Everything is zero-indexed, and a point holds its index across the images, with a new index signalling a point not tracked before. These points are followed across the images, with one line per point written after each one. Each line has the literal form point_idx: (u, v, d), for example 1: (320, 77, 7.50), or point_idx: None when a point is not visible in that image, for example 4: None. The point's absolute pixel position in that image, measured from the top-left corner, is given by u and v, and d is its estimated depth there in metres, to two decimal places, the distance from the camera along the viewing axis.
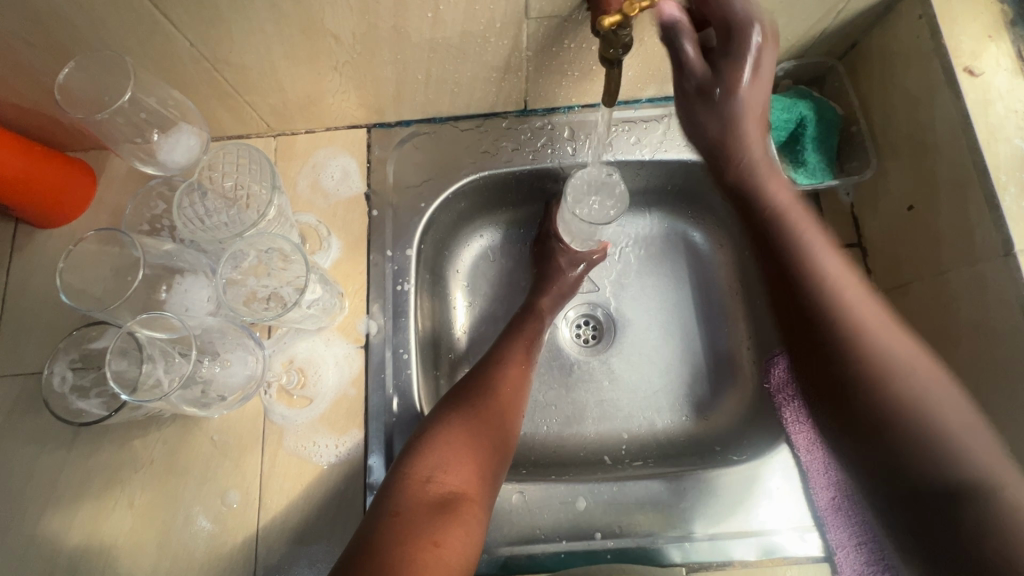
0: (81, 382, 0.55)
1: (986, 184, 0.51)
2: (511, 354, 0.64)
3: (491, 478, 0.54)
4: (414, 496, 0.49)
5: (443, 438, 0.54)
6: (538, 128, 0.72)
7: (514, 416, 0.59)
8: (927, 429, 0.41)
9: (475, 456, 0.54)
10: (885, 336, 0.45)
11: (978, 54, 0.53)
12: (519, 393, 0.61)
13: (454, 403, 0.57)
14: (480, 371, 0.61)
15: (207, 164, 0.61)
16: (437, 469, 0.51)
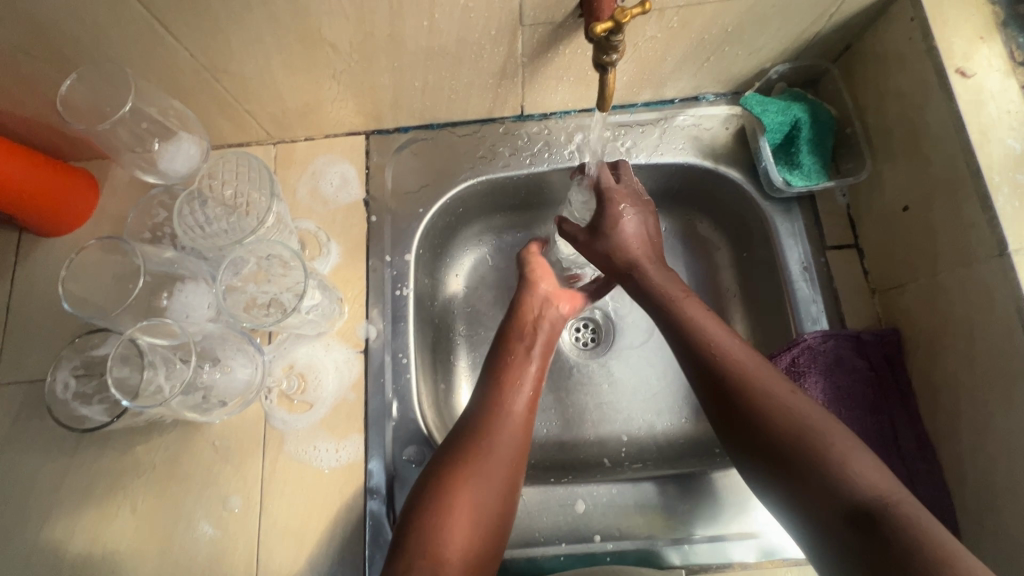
0: (84, 389, 0.56)
1: (980, 185, 0.51)
2: (507, 400, 0.58)
3: (485, 544, 0.51)
4: (409, 569, 0.47)
5: (430, 515, 0.50)
6: (534, 133, 0.73)
7: (512, 470, 0.54)
8: (831, 449, 0.46)
9: (466, 530, 0.50)
10: (769, 388, 0.50)
11: (970, 55, 0.53)
12: (517, 445, 0.56)
13: (444, 469, 0.53)
14: (470, 426, 0.56)
15: (207, 172, 0.62)
16: (422, 553, 0.48)
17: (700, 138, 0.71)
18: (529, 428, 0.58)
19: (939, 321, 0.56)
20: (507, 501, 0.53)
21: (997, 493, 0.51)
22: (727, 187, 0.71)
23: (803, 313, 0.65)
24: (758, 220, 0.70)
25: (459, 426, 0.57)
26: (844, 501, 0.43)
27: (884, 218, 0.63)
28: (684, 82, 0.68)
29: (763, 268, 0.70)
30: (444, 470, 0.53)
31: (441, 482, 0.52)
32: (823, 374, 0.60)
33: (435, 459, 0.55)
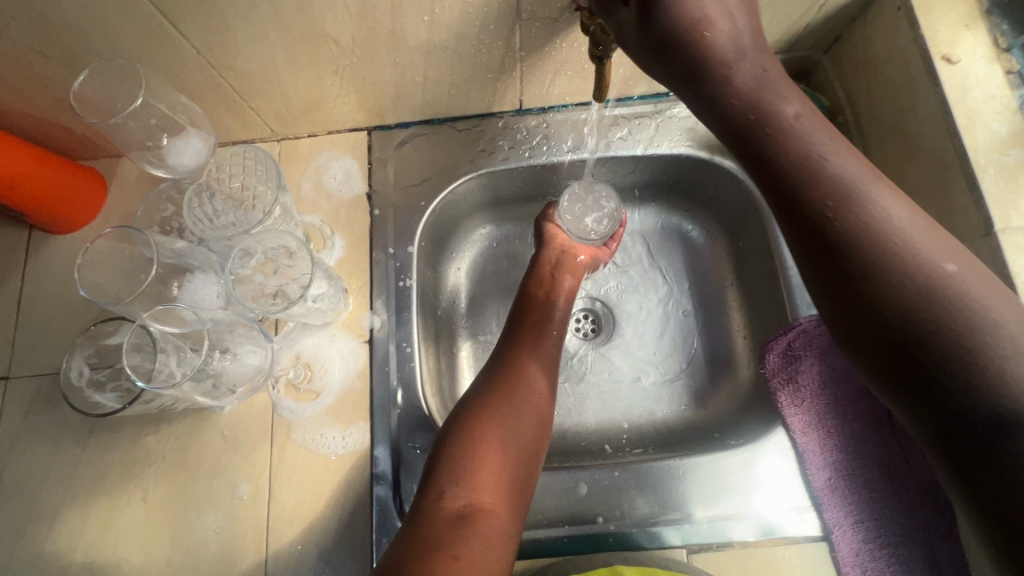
0: (97, 376, 0.57)
1: (966, 167, 0.52)
2: (533, 348, 0.64)
3: (519, 475, 0.53)
4: (431, 513, 0.48)
5: (465, 443, 0.53)
6: (533, 126, 0.74)
7: (542, 405, 0.58)
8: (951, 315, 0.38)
9: (500, 457, 0.53)
10: (907, 236, 0.40)
11: (955, 42, 0.55)
12: (545, 385, 0.60)
13: (475, 403, 0.57)
14: (500, 370, 0.60)
15: (214, 167, 0.63)
16: (459, 478, 0.50)
17: (695, 129, 0.72)
18: (553, 374, 0.63)
19: None
20: (536, 438, 0.56)
21: None
22: (723, 177, 0.73)
23: (798, 299, 0.66)
24: (754, 209, 0.71)
25: (488, 372, 0.61)
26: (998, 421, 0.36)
27: None
28: None
29: (758, 256, 0.72)
30: (477, 405, 0.56)
31: (473, 416, 0.55)
32: (819, 356, 0.63)
33: (464, 401, 0.58)
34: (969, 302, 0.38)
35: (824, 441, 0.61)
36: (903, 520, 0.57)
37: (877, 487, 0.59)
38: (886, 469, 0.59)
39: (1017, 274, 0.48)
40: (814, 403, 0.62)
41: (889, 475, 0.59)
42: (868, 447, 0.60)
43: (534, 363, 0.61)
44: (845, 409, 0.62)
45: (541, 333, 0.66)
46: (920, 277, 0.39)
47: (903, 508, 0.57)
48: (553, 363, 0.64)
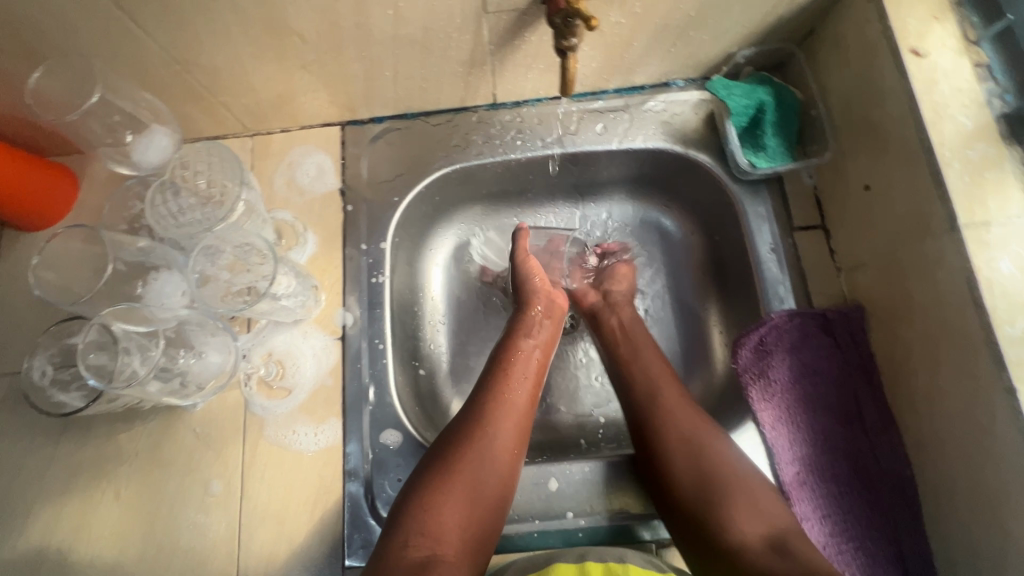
0: (60, 376, 0.57)
1: (932, 162, 0.52)
2: (509, 395, 0.61)
3: (484, 527, 0.53)
4: (392, 562, 0.48)
5: (431, 493, 0.53)
6: (507, 121, 0.74)
7: (509, 455, 0.57)
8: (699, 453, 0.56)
9: (465, 510, 0.53)
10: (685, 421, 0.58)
11: (924, 34, 0.55)
12: (514, 439, 0.58)
13: (443, 450, 0.56)
14: (472, 414, 0.59)
15: (179, 163, 0.63)
16: (424, 527, 0.51)
17: (670, 124, 0.72)
18: (527, 422, 0.61)
19: (897, 297, 0.58)
20: (504, 483, 0.56)
21: (951, 463, 0.53)
22: (698, 172, 0.72)
23: (771, 293, 0.66)
24: (729, 204, 0.71)
25: (460, 415, 0.60)
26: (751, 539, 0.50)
27: (847, 198, 0.64)
28: (653, 68, 0.69)
29: (734, 251, 0.72)
30: (446, 452, 0.56)
31: (439, 465, 0.55)
32: (790, 351, 0.63)
33: (435, 445, 0.58)
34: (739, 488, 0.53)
35: (793, 435, 0.60)
36: (869, 516, 0.57)
37: (846, 483, 0.58)
38: (853, 463, 0.59)
39: (979, 270, 0.48)
40: (785, 397, 0.62)
41: (856, 471, 0.58)
42: (836, 441, 0.60)
43: (506, 415, 0.59)
44: (815, 404, 0.61)
45: (517, 379, 0.62)
46: (716, 471, 0.55)
47: (871, 504, 0.57)
48: (529, 413, 0.61)
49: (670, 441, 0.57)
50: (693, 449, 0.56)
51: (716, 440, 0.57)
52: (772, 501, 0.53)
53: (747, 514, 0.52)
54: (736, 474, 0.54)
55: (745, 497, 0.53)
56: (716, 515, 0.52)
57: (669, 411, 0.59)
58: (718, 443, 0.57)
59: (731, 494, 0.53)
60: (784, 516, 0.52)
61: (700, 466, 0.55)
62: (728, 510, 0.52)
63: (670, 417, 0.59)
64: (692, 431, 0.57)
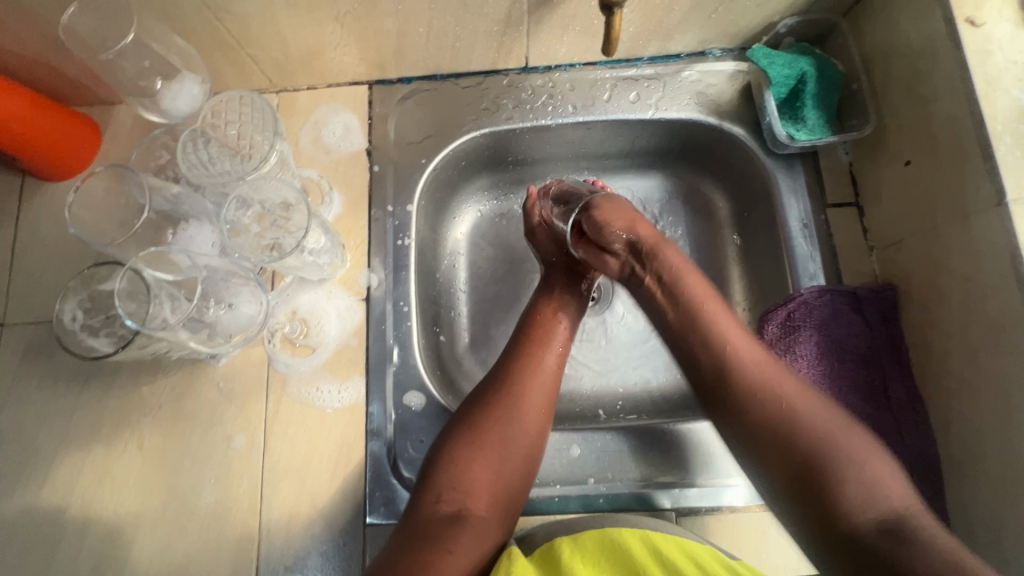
0: (91, 321, 0.57)
1: (982, 136, 0.51)
2: (538, 355, 0.60)
3: (516, 479, 0.54)
4: (425, 513, 0.50)
5: (462, 450, 0.53)
6: (538, 86, 0.72)
7: (543, 413, 0.57)
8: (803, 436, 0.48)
9: (496, 466, 0.53)
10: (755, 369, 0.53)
11: (980, 5, 0.53)
12: (547, 398, 0.57)
13: (474, 412, 0.56)
14: (502, 375, 0.58)
15: (209, 112, 0.61)
16: (454, 484, 0.52)
17: (705, 94, 0.70)
18: (558, 378, 0.60)
19: (935, 274, 0.57)
20: (536, 441, 0.56)
21: (980, 441, 0.52)
22: (731, 145, 0.71)
23: (800, 269, 0.65)
24: (762, 179, 0.70)
25: (490, 375, 0.59)
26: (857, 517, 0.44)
27: (888, 174, 0.63)
28: (692, 35, 0.67)
29: (763, 227, 0.71)
30: (477, 408, 0.56)
31: (467, 424, 0.55)
32: (817, 328, 0.62)
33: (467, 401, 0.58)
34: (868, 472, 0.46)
35: None
36: None
37: None
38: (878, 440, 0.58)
39: None
40: (811, 372, 0.61)
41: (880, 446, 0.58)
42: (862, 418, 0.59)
43: (537, 371, 0.58)
44: (842, 380, 0.61)
45: (548, 339, 0.61)
46: (796, 425, 0.49)
47: None
48: (558, 371, 0.60)
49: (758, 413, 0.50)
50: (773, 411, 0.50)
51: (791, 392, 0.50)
52: (890, 478, 0.46)
53: (859, 486, 0.45)
54: (839, 435, 0.48)
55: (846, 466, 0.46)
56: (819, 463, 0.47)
57: (746, 378, 0.52)
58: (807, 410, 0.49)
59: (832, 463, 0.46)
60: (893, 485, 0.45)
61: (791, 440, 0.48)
62: (836, 487, 0.46)
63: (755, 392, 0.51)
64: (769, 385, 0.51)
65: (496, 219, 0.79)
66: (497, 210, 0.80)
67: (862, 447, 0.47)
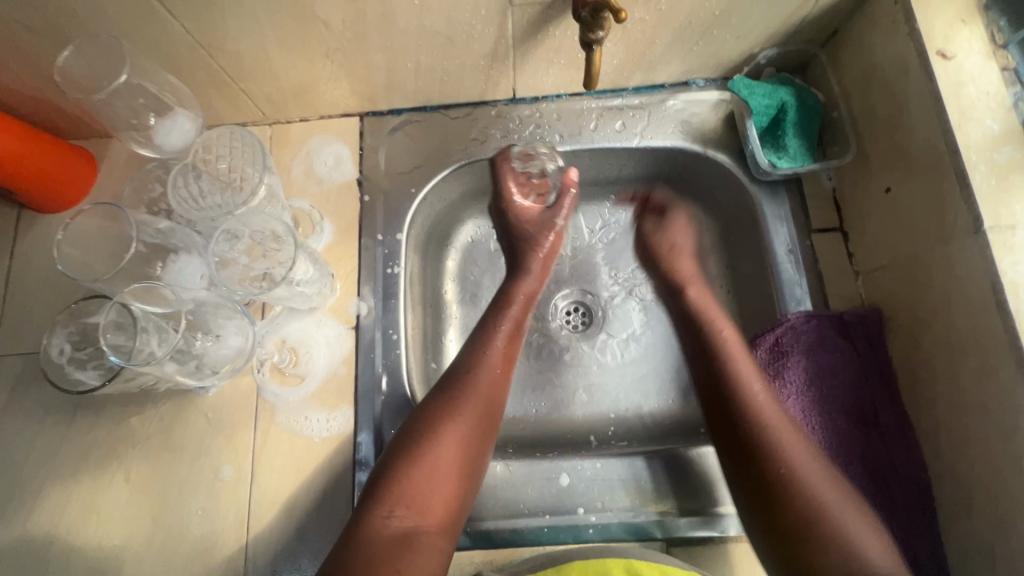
0: (78, 354, 0.58)
1: (957, 164, 0.52)
2: (490, 363, 0.59)
3: (465, 491, 0.53)
4: (374, 532, 0.47)
5: (414, 461, 0.51)
6: (526, 116, 0.74)
7: (491, 421, 0.57)
8: (801, 474, 0.51)
9: (450, 481, 0.52)
10: (754, 390, 0.57)
11: (951, 38, 0.55)
12: (494, 407, 0.57)
13: (423, 424, 0.54)
14: (455, 383, 0.57)
15: (201, 146, 0.63)
16: (409, 499, 0.49)
17: (689, 122, 0.72)
18: (507, 385, 0.60)
19: (918, 301, 0.57)
20: (484, 450, 0.55)
21: (969, 469, 0.52)
22: (717, 172, 0.72)
23: (787, 294, 0.65)
24: (748, 204, 0.70)
25: (442, 383, 0.58)
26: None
27: (869, 202, 0.64)
28: (675, 66, 0.69)
29: (750, 253, 0.71)
30: (429, 414, 0.54)
31: (418, 434, 0.53)
32: (805, 353, 0.61)
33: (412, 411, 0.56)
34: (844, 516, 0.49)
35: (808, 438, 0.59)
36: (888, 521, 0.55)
37: (862, 487, 0.56)
38: (871, 468, 0.57)
39: (1004, 273, 0.48)
40: (801, 399, 0.61)
41: (874, 475, 0.57)
42: (855, 446, 0.58)
43: (489, 382, 0.58)
44: (832, 406, 0.60)
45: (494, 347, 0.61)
46: (790, 458, 0.52)
47: (887, 509, 0.55)
48: (507, 380, 0.60)
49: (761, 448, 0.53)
50: (783, 448, 0.52)
51: (787, 427, 0.54)
52: (868, 530, 0.48)
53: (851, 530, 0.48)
54: (820, 481, 0.51)
55: (829, 515, 0.49)
56: (812, 510, 0.49)
57: (753, 400, 0.56)
58: (816, 473, 0.51)
59: (817, 500, 0.49)
60: (865, 533, 0.48)
61: (788, 468, 0.51)
62: (828, 538, 0.48)
63: (757, 408, 0.55)
64: (769, 417, 0.54)
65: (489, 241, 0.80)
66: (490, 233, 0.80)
67: (841, 494, 0.50)
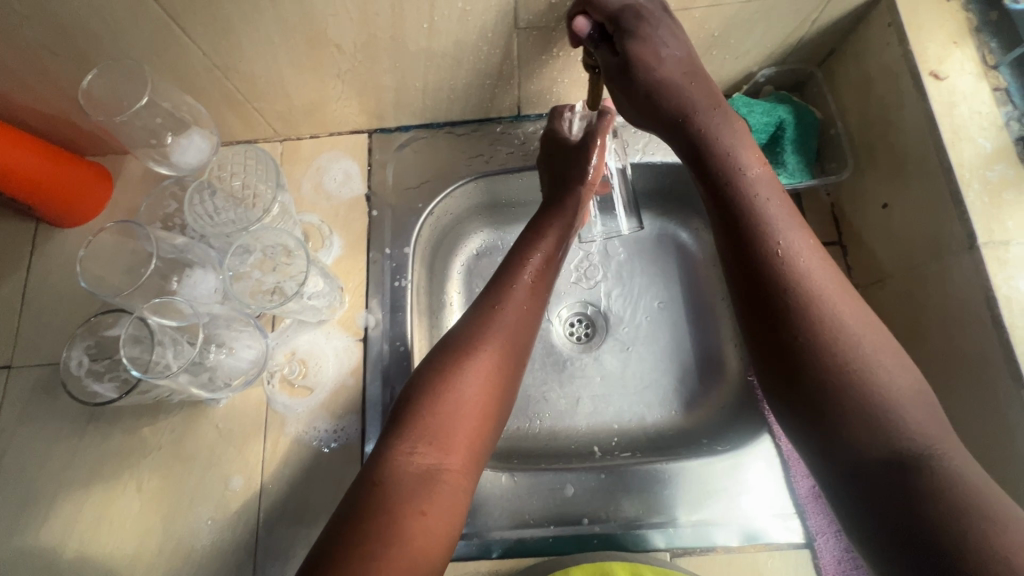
0: (95, 366, 0.60)
1: (951, 181, 0.53)
2: (512, 304, 0.59)
3: (488, 429, 0.54)
4: (398, 470, 0.48)
5: (437, 399, 0.52)
6: (530, 132, 0.75)
7: (513, 357, 0.57)
8: (834, 352, 0.45)
9: (472, 416, 0.52)
10: (801, 262, 0.49)
11: (943, 59, 0.57)
12: (517, 350, 0.58)
13: (448, 363, 0.54)
14: (478, 322, 0.57)
15: (217, 165, 0.67)
16: (431, 438, 0.50)
17: None
18: (529, 329, 0.60)
19: (916, 314, 0.58)
20: (505, 393, 0.56)
21: None
22: None
23: None
24: None
25: (464, 325, 0.58)
26: (873, 451, 0.42)
27: (866, 217, 0.65)
28: None
29: None
30: (451, 353, 0.55)
31: (442, 373, 0.53)
32: None
33: (435, 351, 0.56)
34: (888, 397, 0.44)
35: None
36: None
37: None
38: None
39: (998, 287, 0.50)
40: None
41: None
42: None
43: (513, 321, 0.58)
44: None
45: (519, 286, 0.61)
46: (842, 343, 0.45)
47: None
48: (529, 323, 0.60)
49: (792, 319, 0.47)
50: (818, 322, 0.46)
51: (832, 297, 0.47)
52: (913, 402, 0.44)
53: (903, 407, 0.43)
54: (866, 358, 0.45)
55: (867, 396, 0.44)
56: (851, 383, 0.44)
57: (799, 273, 0.48)
58: (867, 353, 0.45)
59: (853, 381, 0.44)
60: (910, 406, 0.43)
61: (816, 338, 0.46)
62: (876, 413, 0.43)
63: (795, 286, 0.48)
64: (809, 287, 0.48)
65: (499, 246, 0.81)
66: (499, 240, 0.81)
67: (886, 351, 0.45)
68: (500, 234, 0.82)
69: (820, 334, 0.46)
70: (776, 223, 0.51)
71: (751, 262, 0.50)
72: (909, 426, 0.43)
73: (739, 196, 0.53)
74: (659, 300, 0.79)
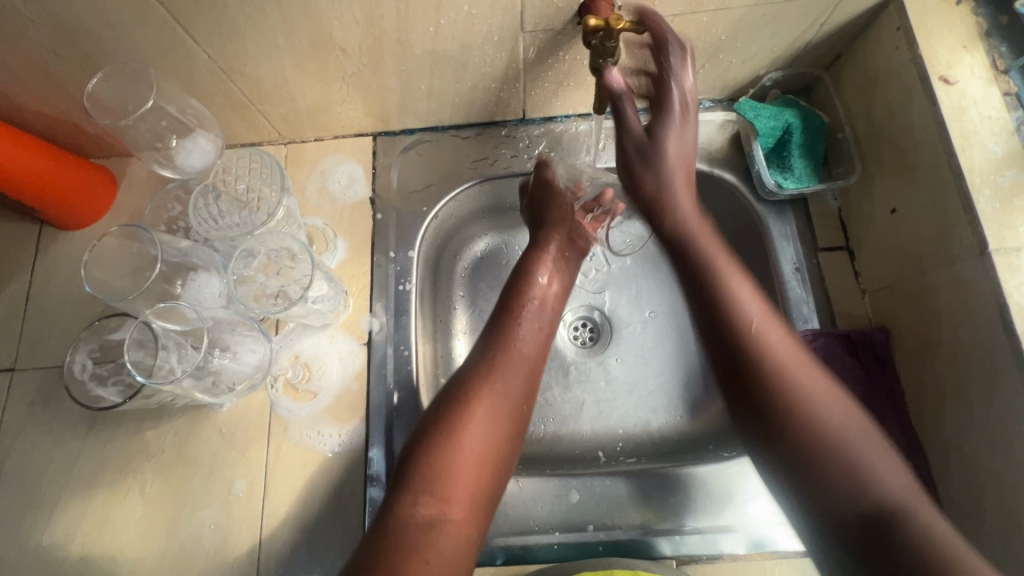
0: (99, 371, 0.59)
1: (962, 187, 0.53)
2: (517, 347, 0.60)
3: (494, 474, 0.53)
4: (401, 519, 0.48)
5: (441, 445, 0.51)
6: (535, 136, 0.75)
7: (519, 399, 0.57)
8: (797, 407, 0.49)
9: (476, 463, 0.52)
10: (769, 332, 0.53)
11: (953, 63, 0.56)
12: (522, 392, 0.58)
13: (452, 408, 0.54)
14: (483, 365, 0.58)
15: (222, 168, 0.68)
16: (434, 488, 0.49)
17: None
18: (535, 371, 0.60)
19: (926, 320, 0.58)
20: (512, 439, 0.55)
21: (981, 490, 0.52)
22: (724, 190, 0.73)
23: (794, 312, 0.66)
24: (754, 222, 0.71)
25: (468, 368, 0.58)
26: (858, 506, 0.45)
27: (875, 221, 0.64)
28: None
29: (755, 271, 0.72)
30: (456, 397, 0.55)
31: (446, 417, 0.53)
32: None
33: (441, 394, 0.57)
34: (861, 454, 0.47)
35: None
36: None
37: None
38: None
39: (1010, 294, 0.49)
40: None
41: None
42: None
43: (518, 364, 0.59)
44: None
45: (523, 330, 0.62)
46: (813, 405, 0.49)
47: None
48: (534, 364, 0.60)
49: (764, 384, 0.51)
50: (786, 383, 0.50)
51: (792, 359, 0.51)
52: (882, 459, 0.47)
53: (873, 463, 0.46)
54: (833, 417, 0.48)
55: (846, 456, 0.47)
56: (828, 444, 0.47)
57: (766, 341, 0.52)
58: (837, 415, 0.49)
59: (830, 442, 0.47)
60: (879, 461, 0.47)
61: (786, 400, 0.50)
62: (855, 473, 0.46)
63: (766, 354, 0.52)
64: (776, 354, 0.52)
65: (501, 252, 0.81)
66: (501, 245, 0.82)
67: (847, 414, 0.49)
68: (503, 239, 0.82)
69: (786, 402, 0.50)
70: (733, 282, 0.56)
71: (723, 332, 0.54)
72: (887, 484, 0.45)
73: (704, 265, 0.58)
74: (664, 305, 0.78)
